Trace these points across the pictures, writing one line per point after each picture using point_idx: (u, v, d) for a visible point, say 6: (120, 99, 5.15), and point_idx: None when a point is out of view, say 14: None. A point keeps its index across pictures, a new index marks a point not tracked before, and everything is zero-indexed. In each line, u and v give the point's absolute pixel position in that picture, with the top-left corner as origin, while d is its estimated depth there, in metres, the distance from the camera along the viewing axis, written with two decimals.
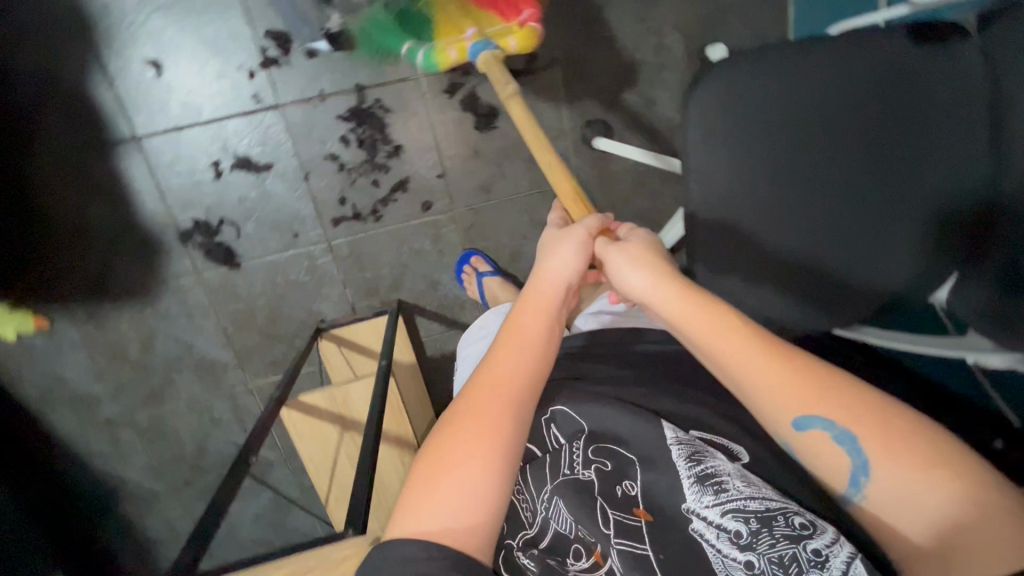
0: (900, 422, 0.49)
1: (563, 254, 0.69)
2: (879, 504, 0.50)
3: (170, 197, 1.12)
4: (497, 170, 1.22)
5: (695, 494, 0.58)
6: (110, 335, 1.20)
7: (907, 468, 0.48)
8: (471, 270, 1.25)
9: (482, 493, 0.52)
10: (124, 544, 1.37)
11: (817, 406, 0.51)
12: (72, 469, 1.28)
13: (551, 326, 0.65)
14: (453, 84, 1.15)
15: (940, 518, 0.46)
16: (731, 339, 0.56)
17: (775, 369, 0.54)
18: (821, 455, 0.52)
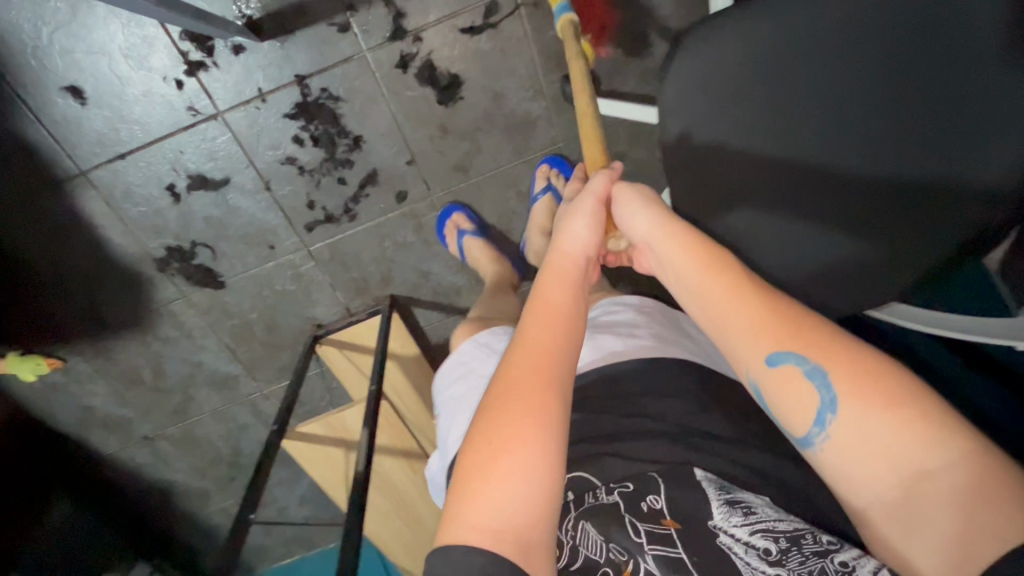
0: (879, 367, 0.46)
1: (576, 212, 0.63)
2: (843, 448, 0.46)
3: (135, 228, 1.07)
4: (471, 145, 1.09)
5: (724, 512, 0.51)
6: (121, 363, 1.22)
7: (879, 410, 0.45)
8: (452, 228, 1.13)
9: (538, 484, 0.46)
10: (192, 531, 1.51)
11: (792, 341, 0.50)
12: (127, 478, 1.39)
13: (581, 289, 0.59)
14: (404, 57, 1.00)
15: (917, 467, 0.43)
16: (717, 280, 0.55)
17: (758, 311, 0.52)
18: (789, 396, 0.50)
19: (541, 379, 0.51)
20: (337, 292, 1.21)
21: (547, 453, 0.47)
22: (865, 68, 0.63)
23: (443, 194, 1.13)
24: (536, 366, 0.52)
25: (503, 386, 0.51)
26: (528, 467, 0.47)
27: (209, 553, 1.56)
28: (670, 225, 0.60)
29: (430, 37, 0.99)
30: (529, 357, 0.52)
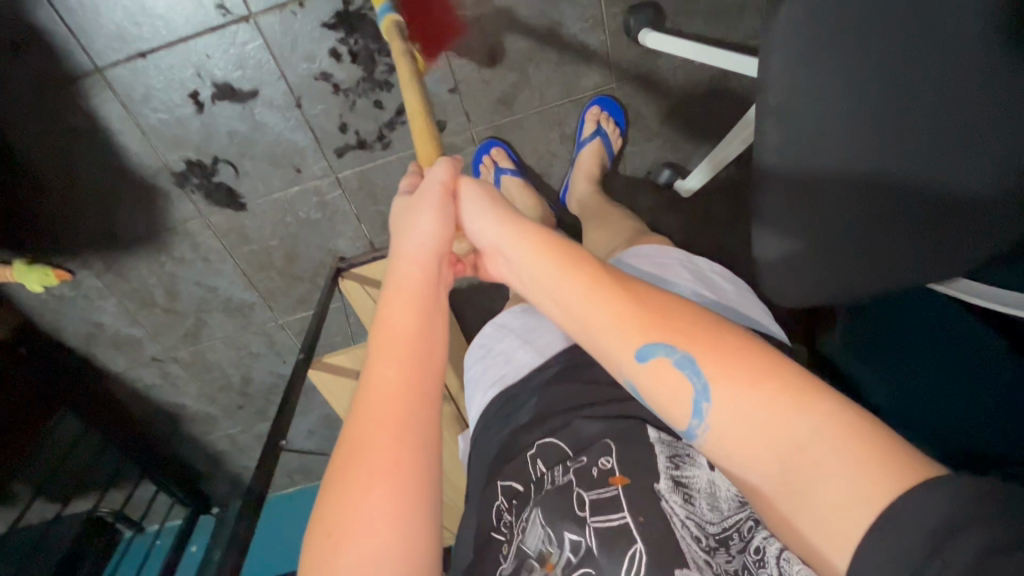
0: (740, 348, 0.44)
1: (422, 213, 0.62)
2: (721, 436, 0.43)
3: (155, 137, 1.00)
4: (518, 78, 1.02)
5: (668, 484, 0.46)
6: (133, 280, 1.17)
7: (747, 393, 0.41)
8: (490, 164, 1.08)
9: (392, 505, 0.44)
10: (198, 455, 1.52)
11: (655, 331, 0.46)
12: (134, 398, 1.37)
13: (431, 294, 0.59)
14: None
15: (794, 448, 0.39)
16: (566, 271, 0.52)
17: (627, 303, 0.48)
18: (670, 395, 0.45)
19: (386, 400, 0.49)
20: (361, 224, 1.16)
21: (397, 466, 0.46)
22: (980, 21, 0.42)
23: (482, 129, 1.07)
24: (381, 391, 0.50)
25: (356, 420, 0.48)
26: (381, 498, 0.44)
27: (214, 476, 1.58)
28: (515, 221, 0.58)
29: None
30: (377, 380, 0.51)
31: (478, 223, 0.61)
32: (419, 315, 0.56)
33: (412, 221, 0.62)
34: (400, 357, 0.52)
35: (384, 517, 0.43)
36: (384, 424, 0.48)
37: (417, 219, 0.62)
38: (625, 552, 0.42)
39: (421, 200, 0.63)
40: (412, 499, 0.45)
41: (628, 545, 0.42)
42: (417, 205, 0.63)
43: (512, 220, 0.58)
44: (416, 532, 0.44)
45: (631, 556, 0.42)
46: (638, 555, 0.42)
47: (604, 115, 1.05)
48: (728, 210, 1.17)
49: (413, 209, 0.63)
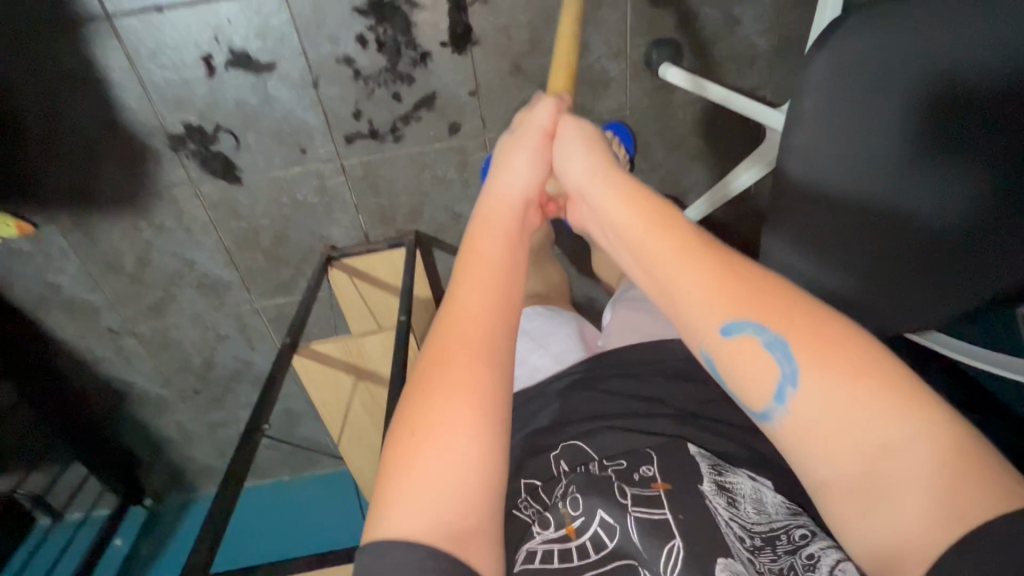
0: (853, 340, 0.42)
1: (519, 155, 0.58)
2: (802, 420, 0.43)
3: (156, 95, 0.96)
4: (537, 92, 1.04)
5: (712, 486, 0.50)
6: (101, 242, 1.10)
7: (845, 382, 0.41)
8: None
9: (466, 453, 0.44)
10: (140, 439, 1.41)
11: (748, 307, 0.45)
12: (78, 371, 1.26)
13: (515, 234, 0.55)
14: None
15: (881, 449, 0.40)
16: (658, 237, 0.49)
17: (731, 276, 0.46)
18: (752, 366, 0.45)
19: (462, 347, 0.47)
20: (358, 215, 1.13)
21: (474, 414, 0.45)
22: (909, 131, 0.68)
23: (495, 137, 1.08)
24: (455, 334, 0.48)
25: (432, 350, 0.48)
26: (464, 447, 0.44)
27: (153, 464, 1.46)
28: (611, 171, 0.55)
29: None
30: (453, 318, 0.49)
31: (571, 163, 0.57)
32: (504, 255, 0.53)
33: (511, 160, 0.58)
34: (487, 291, 0.50)
35: (467, 455, 0.44)
36: (469, 364, 0.47)
37: (516, 156, 0.58)
38: (665, 543, 0.46)
39: (520, 139, 0.59)
40: (494, 440, 0.45)
41: (667, 538, 0.46)
42: (517, 142, 0.59)
43: (609, 172, 0.55)
44: (489, 477, 0.44)
45: (670, 549, 0.46)
46: (676, 549, 0.46)
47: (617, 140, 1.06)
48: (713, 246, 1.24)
49: (510, 148, 0.59)
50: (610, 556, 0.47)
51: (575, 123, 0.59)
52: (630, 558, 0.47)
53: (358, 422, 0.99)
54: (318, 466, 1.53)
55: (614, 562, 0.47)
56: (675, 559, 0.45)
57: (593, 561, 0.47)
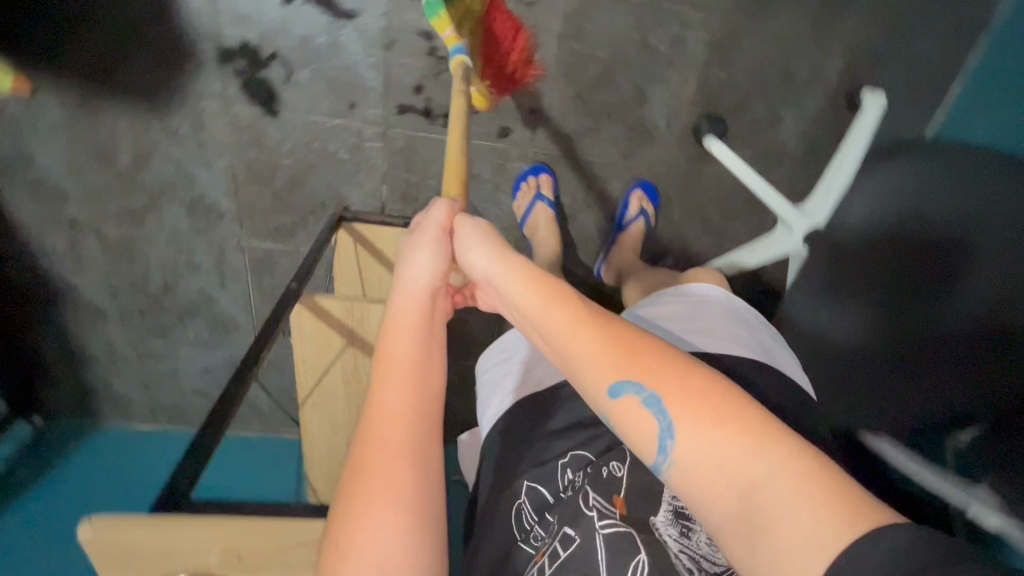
0: (718, 390, 0.41)
1: (422, 252, 0.57)
2: (684, 477, 0.39)
3: (223, 3, 0.92)
4: (591, 124, 1.08)
5: (668, 514, 0.49)
6: (101, 128, 1.01)
7: (709, 431, 0.39)
8: (532, 185, 1.12)
9: (394, 535, 0.42)
10: (55, 350, 1.26)
11: (628, 366, 0.44)
12: (14, 257, 1.12)
13: (428, 329, 0.55)
14: (590, 11, 0.97)
15: (745, 487, 0.36)
16: (553, 304, 0.49)
17: (608, 337, 0.46)
18: (633, 421, 0.42)
19: (384, 447, 0.47)
20: (382, 183, 1.11)
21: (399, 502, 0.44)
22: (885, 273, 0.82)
23: (541, 152, 1.11)
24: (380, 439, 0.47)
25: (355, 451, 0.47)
26: (380, 520, 0.43)
27: (59, 380, 1.31)
28: (513, 256, 0.55)
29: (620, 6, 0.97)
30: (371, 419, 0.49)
31: (471, 256, 0.56)
32: (421, 351, 0.52)
33: (412, 256, 0.57)
34: (407, 385, 0.50)
35: (387, 566, 0.41)
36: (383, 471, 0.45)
37: (418, 251, 0.57)
38: (630, 558, 0.45)
39: (423, 234, 0.59)
40: (418, 538, 0.43)
41: (632, 552, 0.46)
42: (418, 240, 0.58)
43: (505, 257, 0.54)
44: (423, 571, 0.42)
45: (635, 566, 0.45)
46: (641, 565, 0.44)
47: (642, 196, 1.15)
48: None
49: (406, 249, 0.59)
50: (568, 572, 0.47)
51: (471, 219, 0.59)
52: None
53: (330, 387, 0.96)
54: (244, 427, 1.42)
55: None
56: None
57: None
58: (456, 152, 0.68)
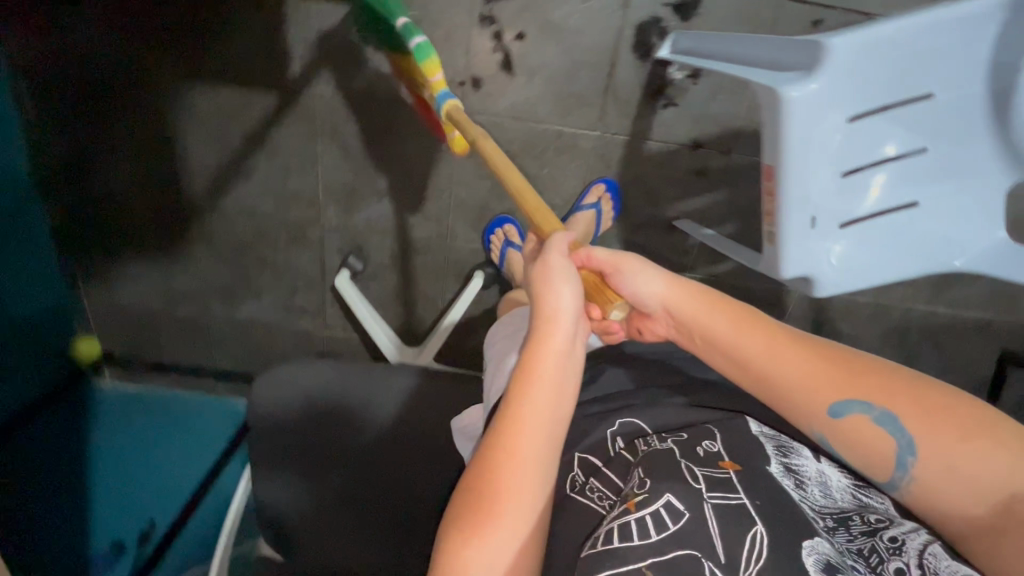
0: (931, 399, 0.61)
1: (562, 286, 0.67)
2: (926, 480, 0.60)
3: None
4: (484, 167, 1.18)
5: (782, 468, 0.66)
6: None
7: (951, 440, 0.59)
8: (500, 236, 1.22)
9: (516, 520, 0.60)
10: None
11: (853, 394, 0.65)
12: None
13: (562, 373, 0.65)
14: (580, 162, 1.17)
15: (999, 498, 0.56)
16: (756, 337, 0.72)
17: (805, 360, 0.69)
18: (861, 438, 0.64)
19: (513, 472, 0.60)
20: None
21: (520, 502, 0.60)
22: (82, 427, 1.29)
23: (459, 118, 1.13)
24: (506, 465, 0.61)
25: (481, 471, 0.61)
26: (506, 514, 0.59)
27: None
28: (681, 281, 0.78)
29: (577, 182, 1.20)
30: (497, 449, 0.62)
31: (643, 285, 0.79)
32: (552, 397, 0.64)
33: (554, 286, 0.67)
34: (542, 422, 0.62)
35: (509, 533, 0.59)
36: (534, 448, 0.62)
37: (560, 285, 0.67)
38: (746, 528, 0.57)
39: (556, 263, 0.69)
40: (528, 518, 0.61)
41: (750, 525, 0.58)
42: (555, 273, 0.68)
43: (687, 292, 0.78)
44: (532, 528, 0.61)
45: (754, 535, 0.57)
46: (758, 533, 0.57)
47: (608, 197, 1.18)
48: (303, 284, 1.32)
49: (545, 284, 0.68)
50: (676, 543, 0.57)
51: (624, 256, 0.79)
52: (693, 550, 0.56)
53: None
54: None
55: (674, 550, 0.56)
56: (757, 548, 0.56)
57: (657, 541, 0.58)
58: (536, 203, 0.79)
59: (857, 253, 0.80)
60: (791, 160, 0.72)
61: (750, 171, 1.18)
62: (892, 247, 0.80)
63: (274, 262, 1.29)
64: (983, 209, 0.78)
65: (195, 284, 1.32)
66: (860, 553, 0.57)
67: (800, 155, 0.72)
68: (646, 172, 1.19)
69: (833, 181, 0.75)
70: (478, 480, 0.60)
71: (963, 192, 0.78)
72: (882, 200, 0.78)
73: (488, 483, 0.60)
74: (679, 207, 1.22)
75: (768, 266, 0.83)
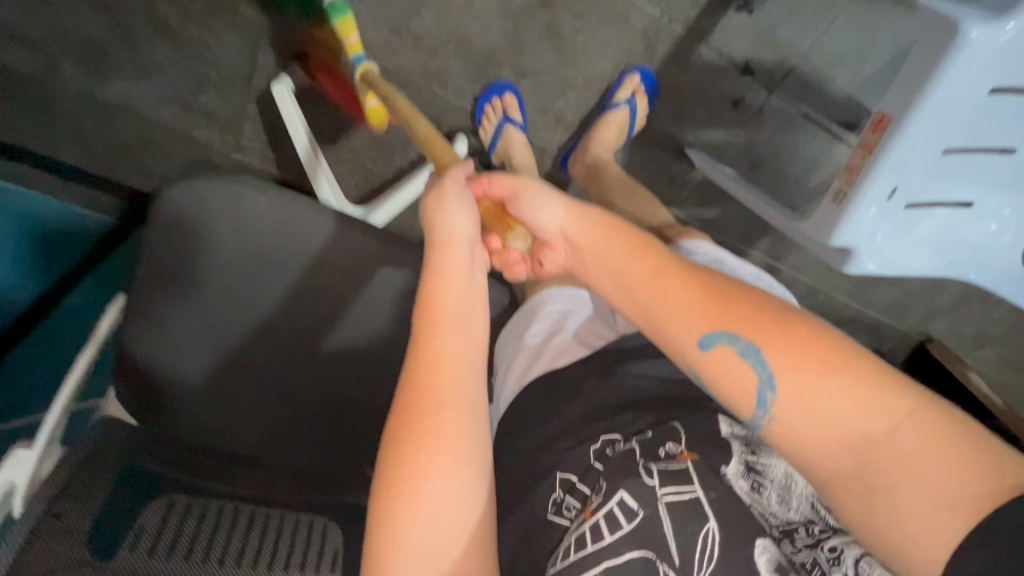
0: (800, 331, 0.48)
1: (453, 200, 0.56)
2: (783, 425, 0.47)
3: None
4: (510, 6, 0.94)
5: (740, 468, 0.52)
6: None
7: (819, 381, 0.45)
8: (497, 106, 0.97)
9: (444, 482, 0.47)
10: None
11: (719, 321, 0.50)
12: None
13: (467, 305, 0.54)
14: (620, 40, 0.99)
15: (860, 447, 0.44)
16: (628, 251, 0.56)
17: (672, 284, 0.53)
18: (725, 379, 0.49)
19: (426, 427, 0.48)
20: None
21: (448, 459, 0.48)
22: None
23: None
24: (415, 418, 0.48)
25: (393, 431, 0.48)
26: (432, 478, 0.47)
27: None
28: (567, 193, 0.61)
29: (606, 64, 1.00)
30: (405, 399, 0.49)
31: (540, 215, 0.59)
32: (460, 331, 0.52)
33: (444, 207, 0.56)
34: (450, 358, 0.51)
35: (441, 497, 0.47)
36: (449, 392, 0.49)
37: (452, 207, 0.55)
38: (700, 525, 0.48)
39: (447, 187, 0.57)
40: (461, 475, 0.48)
41: (700, 522, 0.48)
42: (446, 194, 0.56)
43: (586, 213, 0.59)
44: (471, 492, 0.49)
45: (704, 535, 0.47)
46: (709, 533, 0.47)
47: (642, 91, 0.99)
48: (219, 80, 0.98)
49: (439, 202, 0.56)
50: (629, 543, 0.48)
51: (524, 177, 0.60)
52: (646, 551, 0.47)
53: None
54: None
55: (629, 552, 0.47)
56: (707, 549, 0.47)
57: (609, 541, 0.48)
58: (438, 145, 0.66)
59: (898, 237, 0.73)
60: (919, 113, 0.61)
61: (783, 121, 1.05)
62: (926, 238, 0.75)
63: (187, 35, 0.95)
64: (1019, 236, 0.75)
65: (61, 25, 0.94)
66: (803, 567, 0.46)
67: (929, 120, 0.62)
68: (683, 83, 1.04)
69: (933, 156, 0.66)
70: (389, 446, 0.48)
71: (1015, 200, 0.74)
72: (948, 191, 0.72)
73: (405, 443, 0.47)
74: (696, 136, 1.08)
75: (812, 231, 0.74)
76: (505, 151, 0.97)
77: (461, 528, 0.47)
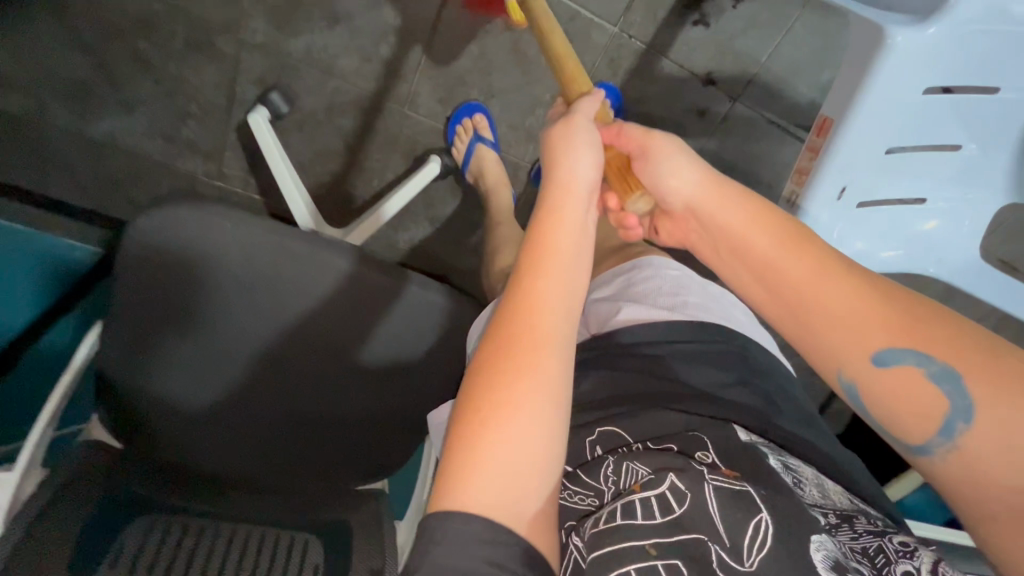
0: (1007, 360, 0.45)
1: (574, 140, 0.54)
2: (962, 451, 0.46)
3: None
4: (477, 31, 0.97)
5: (778, 464, 0.49)
6: None
7: (1022, 412, 0.43)
8: (468, 126, 1.02)
9: (531, 431, 0.42)
10: None
11: (908, 337, 0.47)
12: None
13: (570, 249, 0.49)
14: (585, 59, 1.01)
15: None
16: (792, 257, 0.53)
17: (845, 291, 0.50)
18: (900, 399, 0.48)
19: (523, 364, 0.43)
20: None
21: (539, 409, 0.42)
22: None
23: None
24: (516, 351, 0.44)
25: (485, 358, 0.44)
26: (520, 422, 0.41)
27: None
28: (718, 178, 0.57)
29: None
30: (502, 329, 0.45)
31: (676, 175, 0.57)
32: (565, 278, 0.47)
33: (570, 150, 0.54)
34: (556, 303, 0.46)
35: (528, 446, 0.41)
36: (550, 334, 0.45)
37: (579, 149, 0.54)
38: (750, 517, 0.41)
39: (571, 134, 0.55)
40: (550, 434, 0.42)
41: (751, 511, 0.41)
42: (574, 135, 0.54)
43: (721, 191, 0.56)
44: (552, 454, 0.43)
45: (756, 524, 0.40)
46: (761, 523, 0.41)
47: (608, 105, 1.02)
48: (198, 112, 1.02)
49: (564, 147, 0.54)
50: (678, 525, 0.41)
51: (654, 134, 0.57)
52: (698, 533, 0.40)
53: None
54: None
55: (681, 534, 0.40)
56: (760, 535, 0.40)
57: (659, 522, 0.41)
58: (571, 66, 0.65)
59: (857, 233, 0.75)
60: (857, 115, 0.64)
61: (747, 127, 1.09)
62: (885, 233, 0.77)
63: (165, 71, 0.98)
64: (977, 222, 0.77)
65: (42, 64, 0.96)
66: (867, 555, 0.42)
67: (869, 115, 0.64)
68: (650, 95, 1.06)
69: (877, 154, 0.69)
70: (480, 373, 0.43)
71: (966, 194, 0.76)
72: (901, 187, 0.74)
73: (495, 369, 0.43)
74: None
75: None
76: (477, 170, 1.03)
77: (530, 493, 0.41)
